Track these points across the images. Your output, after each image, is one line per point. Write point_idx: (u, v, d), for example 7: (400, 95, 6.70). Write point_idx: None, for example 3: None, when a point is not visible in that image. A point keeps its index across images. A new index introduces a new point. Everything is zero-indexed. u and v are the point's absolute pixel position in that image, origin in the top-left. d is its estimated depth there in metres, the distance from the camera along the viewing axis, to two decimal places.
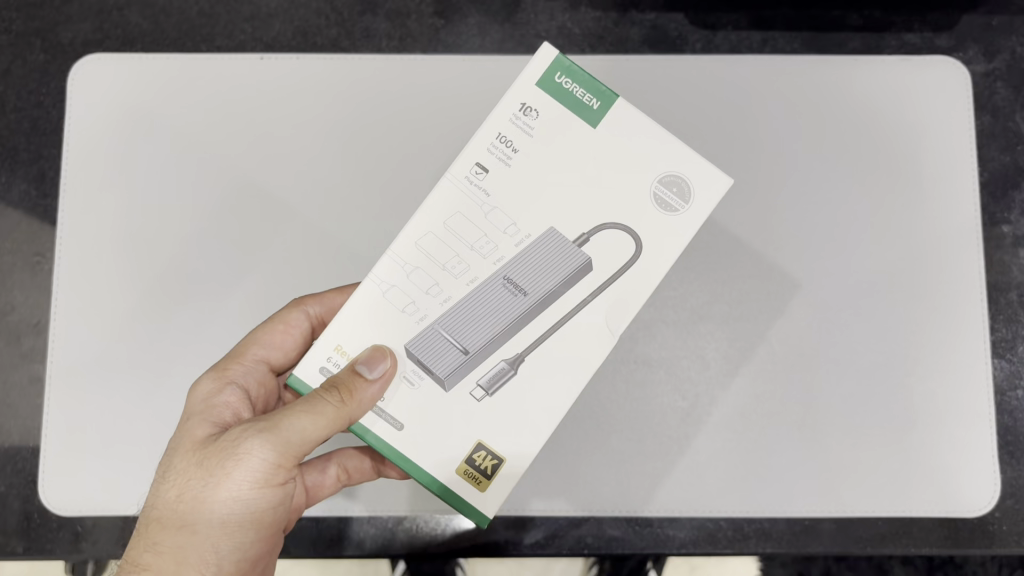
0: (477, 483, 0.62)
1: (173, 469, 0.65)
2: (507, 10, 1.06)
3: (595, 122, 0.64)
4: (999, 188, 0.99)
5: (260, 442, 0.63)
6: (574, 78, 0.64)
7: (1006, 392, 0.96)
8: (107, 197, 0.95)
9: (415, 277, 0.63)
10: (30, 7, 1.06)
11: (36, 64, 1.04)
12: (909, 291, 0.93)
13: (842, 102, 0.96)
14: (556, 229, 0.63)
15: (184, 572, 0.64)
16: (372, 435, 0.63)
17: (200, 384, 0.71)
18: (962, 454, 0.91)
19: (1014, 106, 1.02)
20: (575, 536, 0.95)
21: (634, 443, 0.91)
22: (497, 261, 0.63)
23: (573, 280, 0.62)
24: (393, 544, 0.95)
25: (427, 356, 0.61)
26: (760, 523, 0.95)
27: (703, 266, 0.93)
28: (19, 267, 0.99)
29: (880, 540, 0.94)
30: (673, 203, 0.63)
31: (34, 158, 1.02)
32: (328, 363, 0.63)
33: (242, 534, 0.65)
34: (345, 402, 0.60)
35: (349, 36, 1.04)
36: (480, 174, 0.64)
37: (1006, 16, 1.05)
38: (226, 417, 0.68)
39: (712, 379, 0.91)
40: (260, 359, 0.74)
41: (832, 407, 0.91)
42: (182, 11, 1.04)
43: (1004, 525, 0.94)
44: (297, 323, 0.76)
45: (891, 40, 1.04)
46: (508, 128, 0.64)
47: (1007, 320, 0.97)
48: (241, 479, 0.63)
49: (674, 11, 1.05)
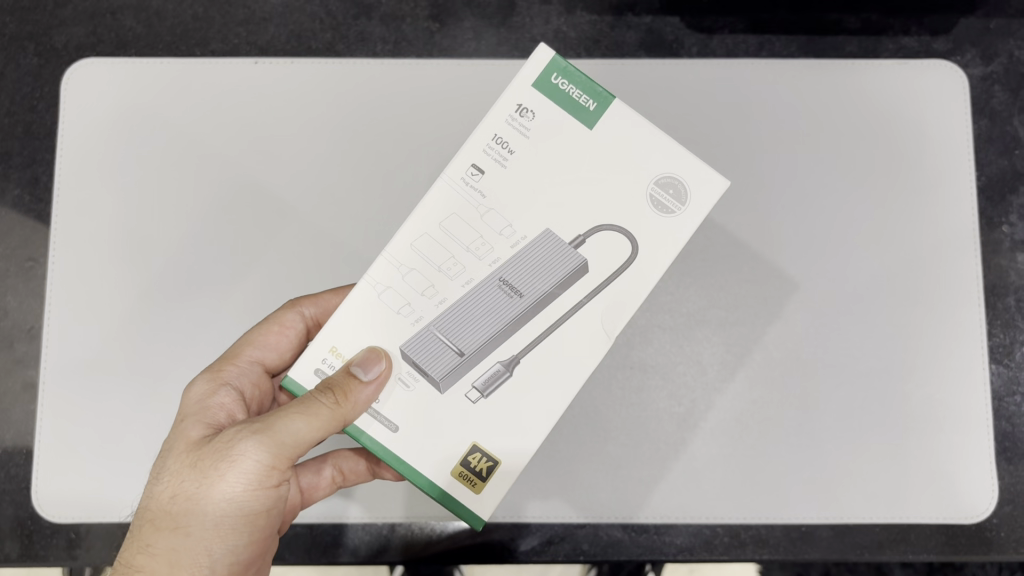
0: (472, 485, 0.61)
1: (167, 469, 0.65)
2: (502, 14, 1.06)
3: (592, 123, 0.63)
4: (997, 192, 0.99)
5: (254, 443, 0.62)
6: (570, 79, 0.64)
7: (1004, 397, 0.95)
8: (100, 201, 0.94)
9: (409, 279, 0.63)
10: (23, 10, 1.06)
11: (30, 69, 1.04)
12: (907, 295, 0.92)
13: (840, 105, 0.96)
14: (552, 230, 0.63)
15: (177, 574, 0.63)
16: (367, 437, 0.62)
17: (195, 385, 0.70)
18: (960, 460, 0.90)
19: (1012, 110, 1.01)
20: (571, 542, 0.95)
21: (630, 448, 0.90)
22: (492, 262, 0.62)
23: (569, 282, 0.62)
24: (387, 550, 0.95)
25: (422, 358, 0.60)
26: (757, 530, 0.94)
27: (700, 270, 0.93)
28: (13, 272, 0.99)
29: (877, 546, 0.93)
30: (669, 205, 0.63)
31: (27, 163, 1.01)
32: (323, 365, 0.62)
33: (237, 535, 0.65)
34: (339, 404, 0.59)
35: (344, 40, 1.04)
36: (476, 175, 0.63)
37: (1004, 18, 1.05)
38: (220, 419, 0.68)
39: (709, 384, 0.91)
40: (254, 360, 0.74)
41: (829, 412, 0.90)
42: (176, 15, 1.04)
43: (1002, 531, 0.93)
44: (292, 324, 0.75)
45: (888, 43, 1.03)
46: (504, 129, 0.64)
47: (1005, 324, 0.97)
48: (235, 481, 0.63)
49: (669, 15, 1.05)
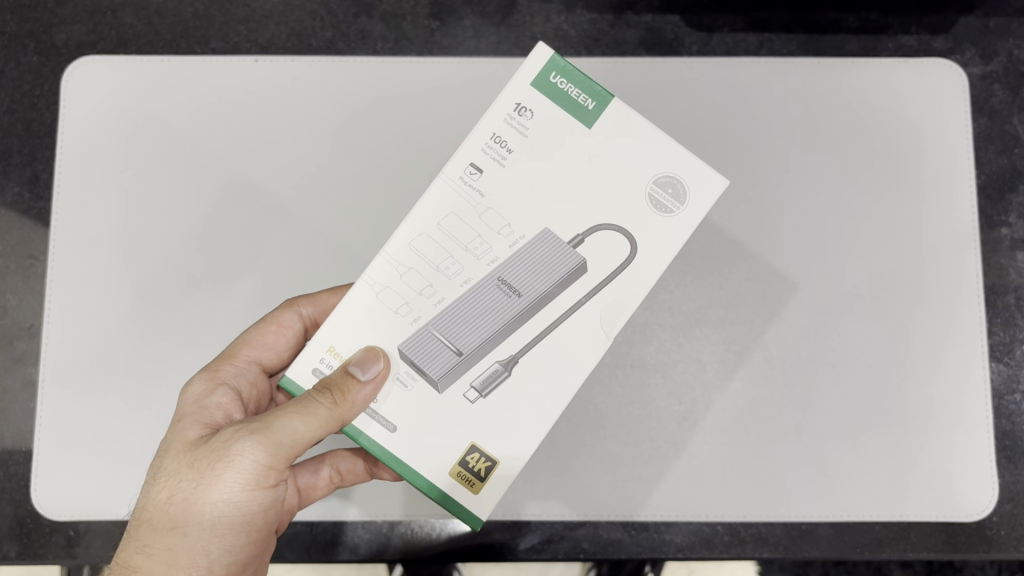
0: (471, 485, 0.61)
1: (164, 469, 0.65)
2: (503, 12, 1.06)
3: (590, 121, 0.63)
4: (996, 191, 0.99)
5: (251, 443, 0.62)
6: (569, 78, 0.64)
7: (1004, 395, 0.95)
8: (100, 198, 0.94)
9: (407, 279, 0.63)
10: (23, 8, 1.06)
11: (30, 66, 1.04)
12: (907, 294, 0.92)
13: (837, 105, 0.96)
14: (551, 230, 0.63)
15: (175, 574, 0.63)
16: (366, 437, 0.62)
17: (191, 385, 0.70)
18: (961, 458, 0.90)
19: (1011, 109, 1.02)
20: (571, 540, 0.94)
21: (630, 447, 0.90)
22: (491, 262, 0.63)
23: (568, 282, 0.62)
24: (387, 550, 0.95)
25: (420, 358, 0.60)
26: (757, 528, 0.94)
27: (700, 269, 0.93)
28: (13, 269, 0.99)
29: (877, 545, 0.93)
30: (668, 205, 0.63)
31: (27, 161, 1.01)
32: (321, 364, 0.62)
33: (233, 536, 0.65)
34: (337, 404, 0.59)
35: (344, 38, 1.04)
36: (474, 174, 0.63)
37: (1004, 17, 1.05)
38: (216, 419, 0.68)
39: (709, 383, 0.91)
40: (251, 359, 0.74)
41: (829, 411, 0.90)
42: (176, 13, 1.04)
43: (1002, 529, 0.93)
44: (290, 323, 0.75)
45: (887, 42, 1.03)
46: (502, 128, 0.64)
47: (1005, 323, 0.97)
48: (232, 481, 0.63)
49: (669, 14, 1.05)
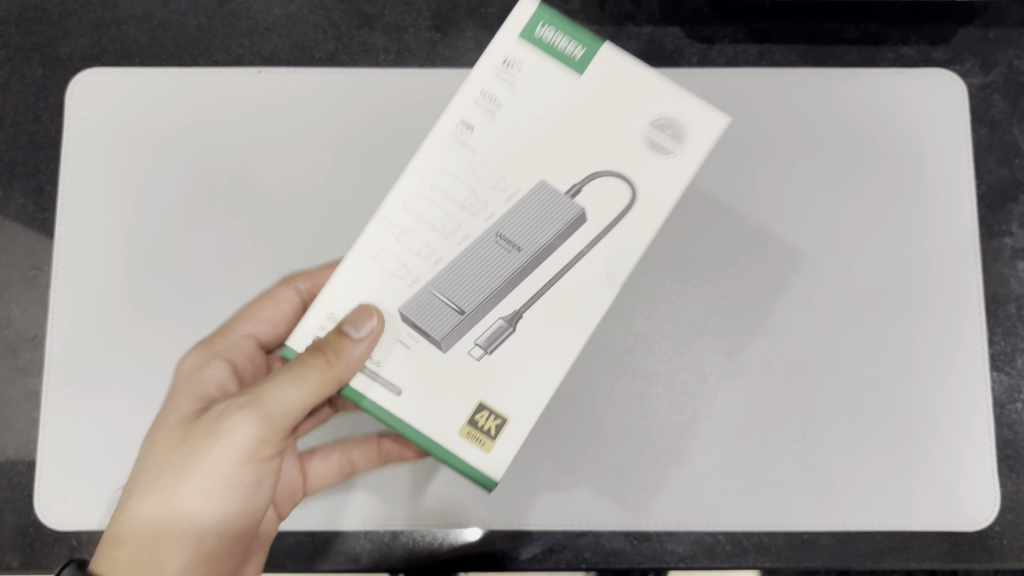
0: (482, 444, 0.61)
1: (155, 443, 0.66)
2: (504, 24, 1.06)
3: (581, 69, 0.62)
4: (997, 201, 0.99)
5: (241, 412, 0.63)
6: (557, 27, 0.62)
7: (1005, 405, 0.96)
8: (105, 207, 0.95)
9: (404, 241, 0.63)
10: (29, 21, 1.07)
11: (35, 79, 1.05)
12: (907, 303, 0.92)
13: (837, 114, 0.97)
14: (548, 181, 0.62)
15: (162, 547, 0.63)
16: (369, 401, 0.62)
17: (188, 358, 0.74)
18: (963, 468, 0.90)
19: (1012, 118, 1.02)
20: (573, 550, 0.94)
21: (632, 456, 0.90)
22: (488, 218, 0.63)
23: (571, 230, 0.62)
24: (389, 560, 0.94)
25: (422, 318, 0.61)
26: (758, 538, 0.94)
27: (700, 278, 0.93)
28: (16, 280, 0.99)
29: (879, 554, 0.93)
30: (667, 145, 0.62)
31: (31, 173, 1.02)
32: (321, 331, 0.63)
33: (222, 508, 0.64)
34: (330, 364, 0.59)
35: (346, 50, 1.05)
36: (466, 131, 0.63)
37: (1003, 28, 1.05)
38: (211, 391, 0.70)
39: (710, 391, 0.91)
40: (247, 334, 0.76)
41: (830, 420, 0.90)
42: (179, 25, 1.05)
43: (1004, 539, 0.93)
44: (288, 297, 0.77)
45: (887, 53, 1.04)
46: (491, 82, 0.63)
47: (1006, 332, 0.97)
48: (221, 452, 0.63)
49: (670, 25, 1.06)
